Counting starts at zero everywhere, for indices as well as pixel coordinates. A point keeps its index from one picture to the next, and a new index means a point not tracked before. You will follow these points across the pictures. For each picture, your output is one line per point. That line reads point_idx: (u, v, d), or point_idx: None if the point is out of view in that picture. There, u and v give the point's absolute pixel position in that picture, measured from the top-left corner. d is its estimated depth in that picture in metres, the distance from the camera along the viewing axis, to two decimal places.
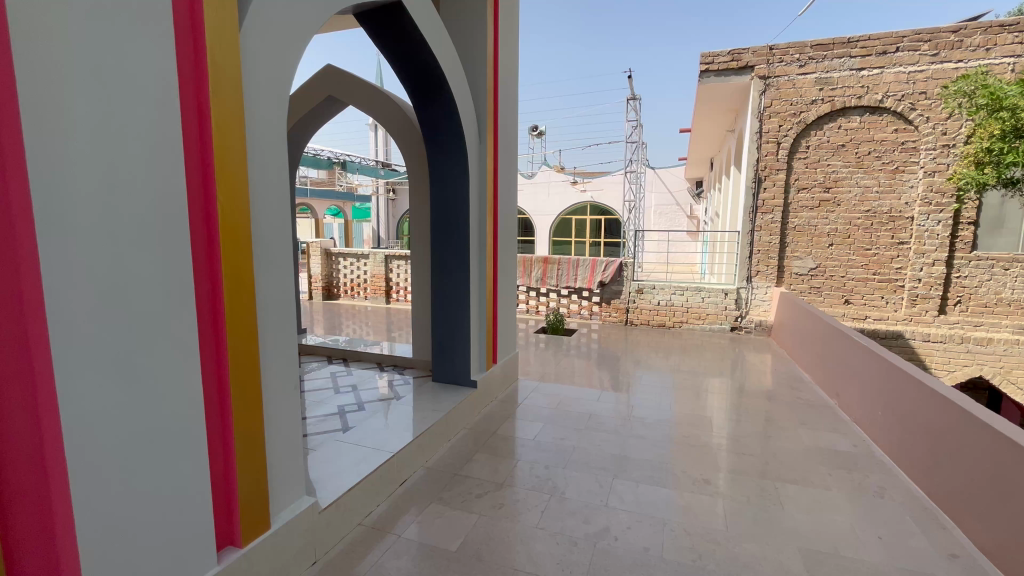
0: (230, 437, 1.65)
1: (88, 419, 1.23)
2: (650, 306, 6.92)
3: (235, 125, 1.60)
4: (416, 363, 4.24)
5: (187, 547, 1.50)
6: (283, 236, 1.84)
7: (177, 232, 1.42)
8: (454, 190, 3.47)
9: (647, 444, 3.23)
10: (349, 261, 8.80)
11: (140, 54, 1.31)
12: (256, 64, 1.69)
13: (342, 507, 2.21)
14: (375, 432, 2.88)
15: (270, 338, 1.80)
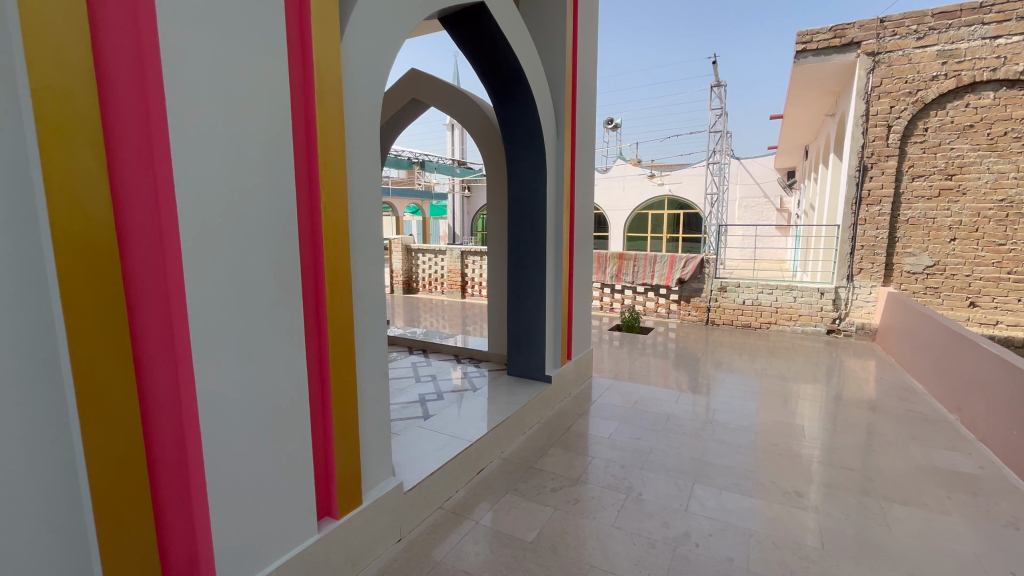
0: (329, 417, 1.80)
1: (215, 394, 1.40)
2: (734, 305, 6.54)
3: (336, 128, 1.74)
4: (491, 357, 4.35)
5: (292, 514, 1.66)
6: (376, 232, 1.97)
7: (287, 229, 1.58)
8: (532, 187, 3.50)
9: (730, 450, 3.07)
10: (427, 257, 9.17)
11: (259, 70, 1.46)
12: (355, 72, 1.82)
13: (425, 490, 2.33)
14: (454, 422, 3.00)
15: (364, 327, 1.94)
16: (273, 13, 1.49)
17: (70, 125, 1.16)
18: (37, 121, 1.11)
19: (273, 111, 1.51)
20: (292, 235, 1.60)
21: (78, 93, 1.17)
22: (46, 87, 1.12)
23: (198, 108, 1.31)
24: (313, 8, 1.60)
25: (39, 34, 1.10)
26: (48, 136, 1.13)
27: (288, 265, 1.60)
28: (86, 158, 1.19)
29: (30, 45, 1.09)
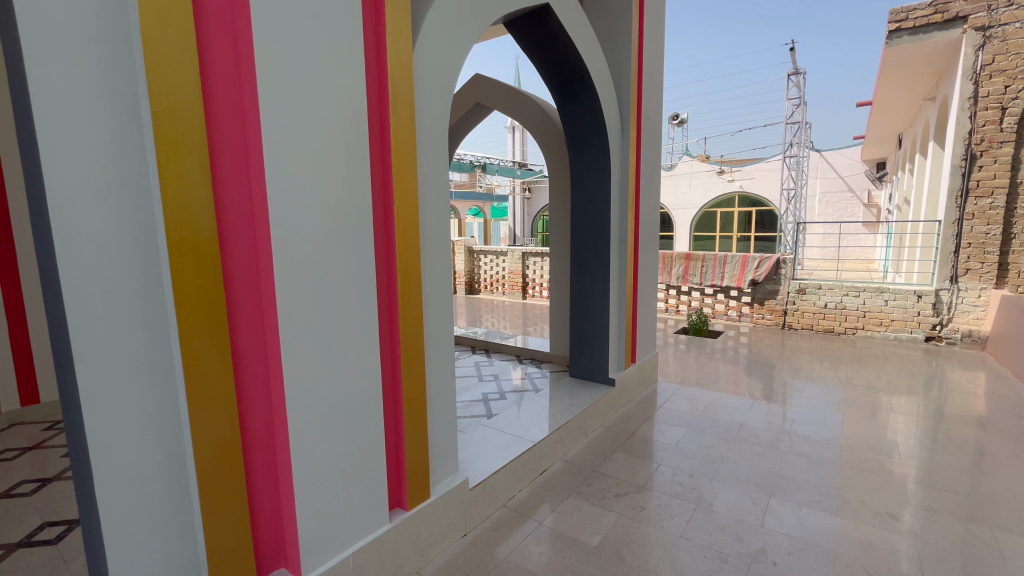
0: (400, 412, 1.87)
1: (299, 387, 1.51)
2: (814, 308, 6.09)
3: (408, 134, 1.80)
4: (553, 358, 4.34)
5: (367, 503, 1.75)
6: (444, 234, 2.03)
7: (364, 233, 1.67)
8: (595, 187, 3.45)
9: (811, 464, 2.86)
10: (489, 258, 9.32)
11: (339, 83, 1.56)
12: (425, 80, 1.89)
13: (489, 487, 2.37)
14: (517, 421, 3.02)
15: (433, 327, 2.00)
16: (353, 29, 1.58)
17: (183, 141, 1.29)
18: (156, 139, 1.24)
19: (352, 120, 1.60)
20: (368, 238, 1.69)
21: (189, 112, 1.29)
22: (163, 109, 1.24)
23: (286, 122, 1.42)
24: (388, 22, 1.68)
25: (157, 61, 1.23)
26: (164, 151, 1.25)
27: (365, 266, 1.68)
28: (195, 171, 1.31)
29: (151, 72, 1.22)
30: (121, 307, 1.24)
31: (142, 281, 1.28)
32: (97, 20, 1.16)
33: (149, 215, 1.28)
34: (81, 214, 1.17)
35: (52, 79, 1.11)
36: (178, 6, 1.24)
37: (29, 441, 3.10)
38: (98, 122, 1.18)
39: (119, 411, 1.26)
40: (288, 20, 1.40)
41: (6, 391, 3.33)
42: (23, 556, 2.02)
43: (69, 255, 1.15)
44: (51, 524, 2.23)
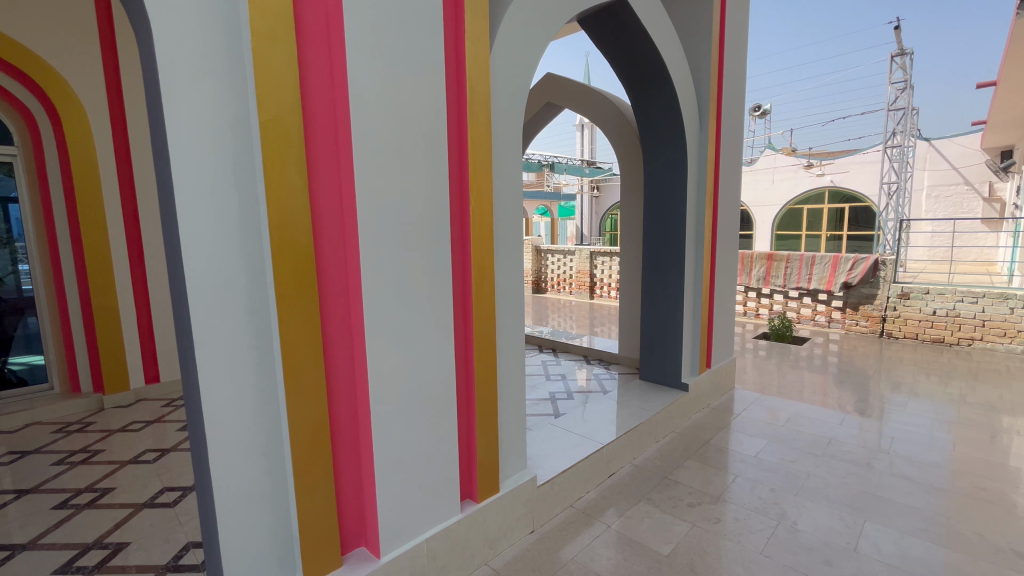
0: (472, 406, 1.92)
1: (381, 377, 1.60)
2: (919, 315, 5.46)
3: (485, 134, 1.84)
4: (621, 359, 4.25)
5: (440, 492, 1.81)
6: (517, 233, 2.05)
7: (441, 231, 1.73)
8: (670, 185, 3.33)
9: (915, 488, 2.57)
10: (557, 258, 9.31)
11: (421, 89, 1.63)
12: (501, 81, 1.92)
13: (557, 486, 2.37)
14: (585, 422, 2.99)
15: (505, 323, 2.04)
16: (435, 36, 1.65)
17: (285, 147, 1.40)
18: (263, 146, 1.36)
19: (432, 123, 1.67)
20: (445, 236, 1.75)
21: (291, 121, 1.40)
22: (269, 118, 1.36)
23: (373, 127, 1.51)
24: (467, 27, 1.74)
25: (266, 74, 1.34)
26: (269, 158, 1.37)
27: (442, 263, 1.75)
28: (295, 175, 1.42)
29: (260, 85, 1.33)
30: (231, 298, 1.39)
31: (248, 276, 1.42)
32: (217, 43, 1.31)
33: (255, 216, 1.42)
34: (202, 215, 1.32)
35: (180, 96, 1.26)
36: (283, 24, 1.36)
37: (152, 415, 3.54)
38: (215, 134, 1.33)
39: (230, 391, 1.40)
40: (378, 32, 1.50)
41: (135, 371, 3.82)
42: (148, 515, 2.31)
43: (192, 251, 1.30)
44: (170, 489, 2.53)
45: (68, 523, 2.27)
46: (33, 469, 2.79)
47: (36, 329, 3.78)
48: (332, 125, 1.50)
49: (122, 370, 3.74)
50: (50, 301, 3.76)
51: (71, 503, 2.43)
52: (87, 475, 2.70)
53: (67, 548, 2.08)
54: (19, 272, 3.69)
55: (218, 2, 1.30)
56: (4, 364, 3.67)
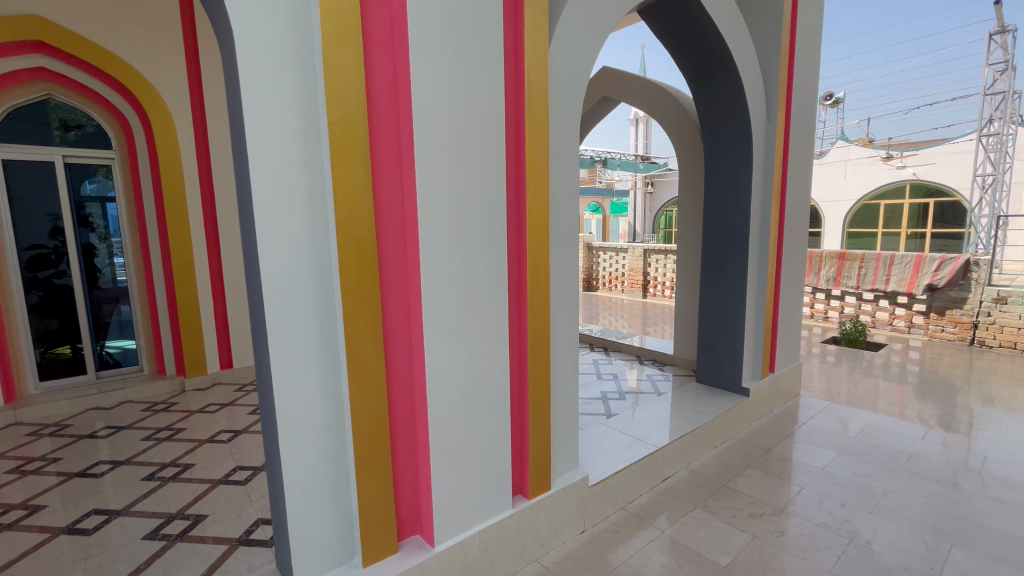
0: (525, 402, 1.92)
1: (437, 371, 1.63)
2: (1019, 323, 4.86)
3: (542, 130, 1.83)
4: (676, 361, 4.12)
5: (493, 487, 1.83)
6: (573, 230, 2.03)
7: (498, 228, 1.74)
8: (734, 179, 3.18)
9: (1012, 514, 2.32)
10: (609, 255, 9.17)
11: (481, 87, 1.64)
12: (560, 76, 1.90)
13: (609, 487, 2.33)
14: (637, 423, 2.92)
15: (559, 321, 2.02)
16: (495, 33, 1.66)
17: (352, 146, 1.45)
18: (331, 145, 1.42)
19: (490, 119, 1.68)
20: (501, 233, 1.76)
21: (357, 121, 1.45)
22: (337, 119, 1.41)
23: (434, 125, 1.54)
24: (527, 23, 1.73)
25: (335, 77, 1.40)
26: (337, 156, 1.42)
27: (498, 260, 1.76)
28: (360, 173, 1.47)
29: (328, 87, 1.39)
30: (301, 290, 1.46)
31: (315, 270, 1.48)
32: (291, 47, 1.38)
33: (323, 212, 1.48)
34: (275, 211, 1.39)
35: (258, 99, 1.34)
36: (351, 27, 1.41)
37: (226, 399, 3.81)
38: (288, 134, 1.40)
39: (298, 379, 1.48)
40: (440, 30, 1.52)
41: (212, 357, 4.13)
42: (222, 491, 2.49)
43: (266, 245, 1.38)
44: (242, 468, 2.71)
45: (155, 493, 2.48)
46: (127, 442, 3.08)
47: (128, 317, 4.16)
48: (395, 123, 1.54)
49: (201, 356, 4.05)
50: (141, 291, 4.13)
51: (158, 476, 2.66)
52: (170, 451, 2.95)
53: (155, 516, 2.29)
54: (115, 264, 4.07)
55: (292, 10, 1.36)
56: (102, 346, 4.07)
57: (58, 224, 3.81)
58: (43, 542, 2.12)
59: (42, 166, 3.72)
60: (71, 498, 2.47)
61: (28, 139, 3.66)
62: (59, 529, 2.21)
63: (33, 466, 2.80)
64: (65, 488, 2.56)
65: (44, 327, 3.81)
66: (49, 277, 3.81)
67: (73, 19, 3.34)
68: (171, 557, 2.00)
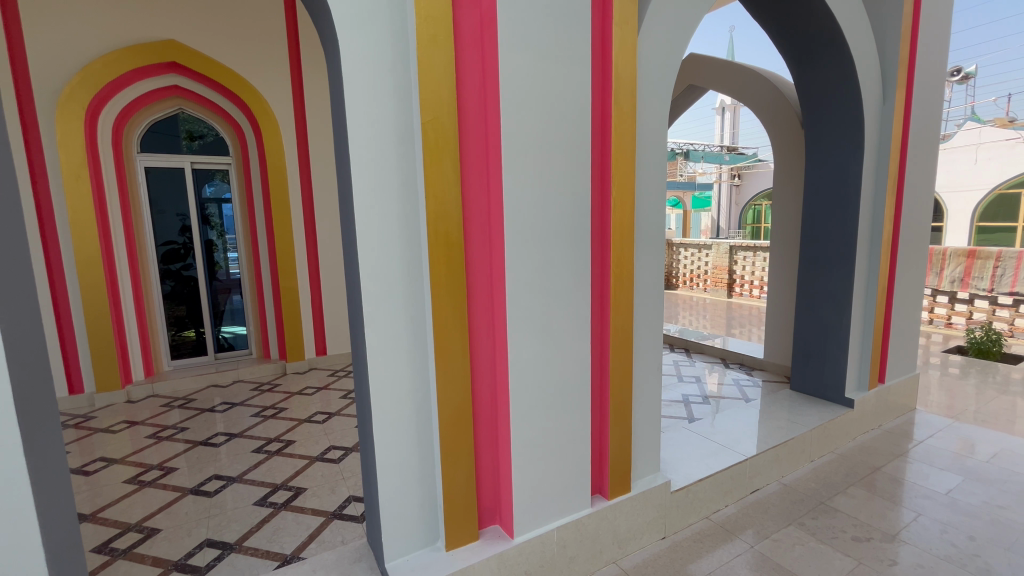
0: (606, 401, 1.89)
1: (520, 365, 1.65)
2: None
3: (629, 123, 1.78)
4: (767, 366, 3.84)
5: (573, 483, 1.82)
6: (659, 226, 1.95)
7: (582, 224, 1.72)
8: (840, 168, 2.89)
9: None
10: (690, 252, 8.77)
11: (568, 82, 1.63)
12: (649, 65, 1.83)
13: (693, 494, 2.22)
14: (723, 429, 2.77)
15: (643, 320, 1.96)
16: (584, 25, 1.63)
17: (442, 145, 1.50)
18: (424, 145, 1.47)
19: (576, 113, 1.66)
20: (586, 229, 1.74)
21: (447, 121, 1.50)
22: (430, 119, 1.46)
23: (521, 122, 1.55)
24: (615, 12, 1.68)
25: (428, 79, 1.45)
26: (429, 155, 1.47)
27: (582, 256, 1.74)
28: (450, 171, 1.52)
29: (422, 89, 1.44)
30: (394, 283, 1.54)
31: (407, 265, 1.56)
32: (387, 53, 1.45)
33: (415, 209, 1.55)
34: (372, 208, 1.48)
35: (359, 104, 1.42)
36: (443, 30, 1.45)
37: (321, 382, 4.14)
38: (385, 135, 1.47)
39: (390, 368, 1.56)
40: (529, 24, 1.52)
41: (309, 344, 4.49)
42: (319, 467, 2.70)
43: (365, 239, 1.47)
44: (335, 448, 2.93)
45: (262, 464, 2.76)
46: (239, 417, 3.45)
47: (239, 305, 4.66)
48: (483, 122, 1.57)
49: (300, 342, 4.43)
50: (251, 282, 4.59)
51: (265, 449, 2.95)
52: (274, 428, 3.26)
53: (262, 485, 2.54)
54: (229, 258, 4.56)
55: (388, 18, 1.44)
56: (219, 331, 4.59)
57: (185, 223, 4.35)
58: (175, 500, 2.43)
59: (174, 172, 4.28)
60: (196, 463, 2.82)
61: (163, 147, 4.23)
62: (187, 489, 2.53)
63: (166, 433, 3.23)
64: (191, 454, 2.92)
65: (174, 313, 4.38)
66: (178, 269, 4.38)
67: (200, 41, 3.78)
68: (277, 523, 2.21)
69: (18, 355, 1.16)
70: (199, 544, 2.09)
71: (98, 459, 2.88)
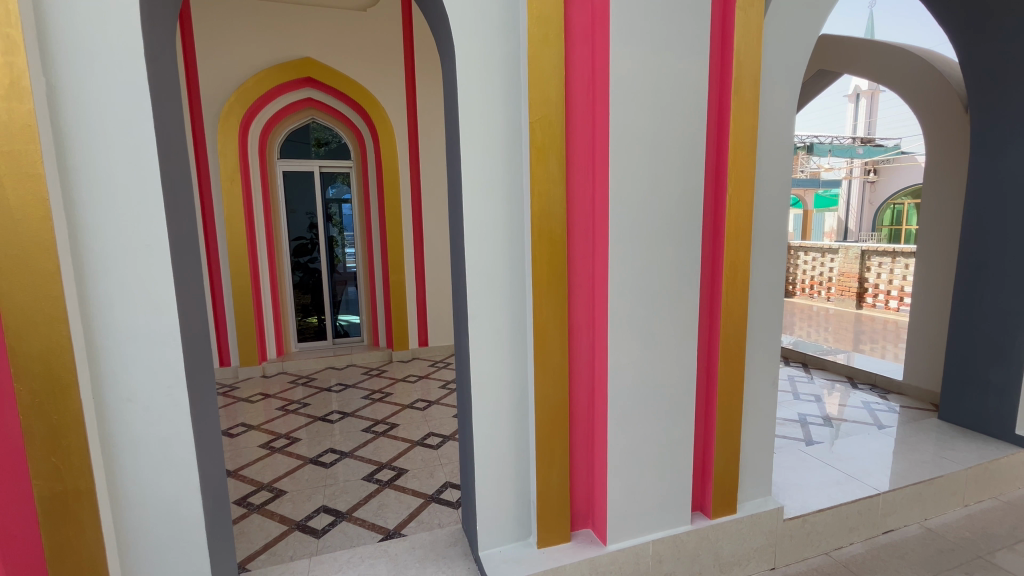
0: (712, 413, 1.78)
1: (621, 368, 1.60)
2: None
3: (751, 116, 1.64)
4: (906, 389, 3.33)
5: (671, 496, 1.73)
6: (781, 227, 1.78)
7: (693, 224, 1.63)
8: (1018, 159, 2.42)
9: None
10: (811, 257, 7.94)
11: (683, 73, 1.54)
12: (776, 53, 1.68)
13: (810, 526, 2.00)
14: (847, 456, 2.46)
15: (758, 329, 1.80)
16: (703, 12, 1.54)
17: (549, 144, 1.49)
18: (531, 144, 1.48)
19: (692, 106, 1.56)
20: (697, 229, 1.64)
21: (556, 118, 1.49)
22: (538, 118, 1.47)
23: (632, 118, 1.50)
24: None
25: (538, 78, 1.45)
26: (535, 154, 1.48)
27: (691, 257, 1.64)
28: (556, 170, 1.51)
29: (532, 88, 1.45)
30: (498, 281, 1.58)
31: (510, 262, 1.58)
32: (500, 57, 1.49)
33: (520, 208, 1.57)
34: (480, 206, 1.52)
35: (471, 105, 1.47)
36: (555, 27, 1.45)
37: (422, 371, 4.40)
38: (494, 136, 1.51)
39: (490, 362, 1.60)
40: (642, 16, 1.47)
41: (413, 335, 4.79)
42: (419, 452, 2.87)
43: (472, 237, 1.52)
44: (434, 435, 3.09)
45: (371, 443, 3.00)
46: (351, 398, 3.79)
47: (354, 296, 5.11)
48: (591, 119, 1.55)
49: (404, 332, 4.74)
50: (365, 275, 5.01)
51: (373, 430, 3.21)
52: (381, 411, 3.53)
53: (370, 462, 2.76)
54: (347, 253, 5.04)
55: (501, 22, 1.48)
56: (337, 319, 5.10)
57: (313, 221, 4.88)
58: (298, 466, 2.74)
59: (306, 175, 4.82)
60: (315, 436, 3.14)
61: (298, 153, 4.79)
62: (307, 459, 2.83)
63: (292, 407, 3.65)
64: (311, 427, 3.27)
65: (301, 301, 4.94)
66: (306, 262, 4.93)
67: (331, 56, 4.20)
68: (381, 499, 2.38)
69: (188, 329, 1.38)
70: (316, 509, 2.32)
71: (239, 424, 3.34)
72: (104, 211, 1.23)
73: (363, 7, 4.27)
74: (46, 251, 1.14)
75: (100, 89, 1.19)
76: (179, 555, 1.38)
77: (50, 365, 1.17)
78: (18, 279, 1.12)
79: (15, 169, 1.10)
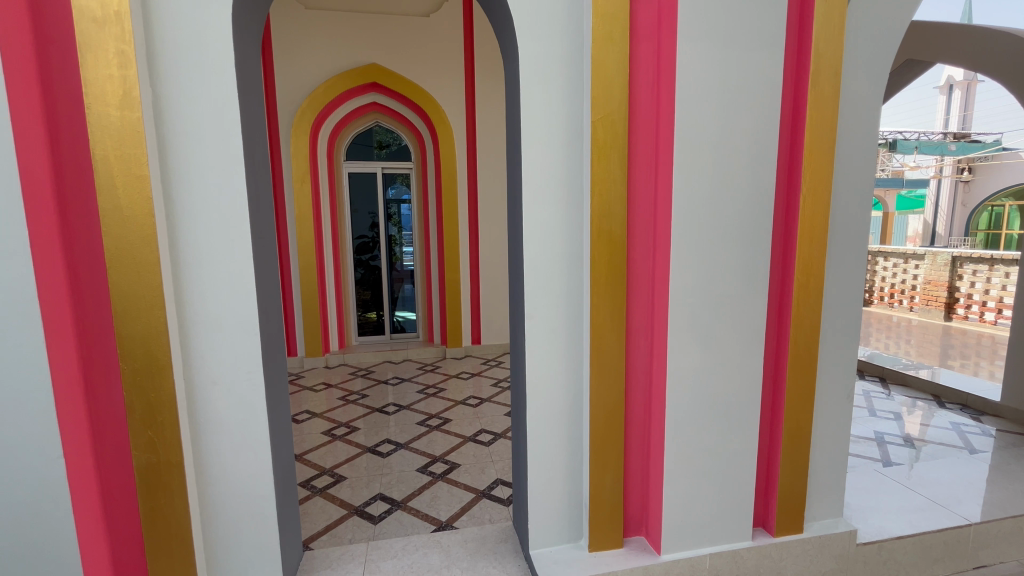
0: (778, 424, 1.68)
1: (680, 373, 1.55)
2: None
3: (829, 111, 1.53)
4: (1003, 411, 3.00)
5: (731, 509, 1.66)
6: (861, 230, 1.66)
7: (762, 225, 1.55)
8: None
9: None
10: (892, 262, 7.32)
11: (755, 67, 1.47)
12: (860, 43, 1.56)
13: (887, 553, 1.84)
14: (931, 480, 2.25)
15: (831, 339, 1.69)
16: (779, 2, 1.46)
17: (611, 143, 1.47)
18: (592, 143, 1.47)
19: (764, 101, 1.49)
20: (766, 229, 1.55)
21: (619, 117, 1.47)
22: (601, 116, 1.45)
23: (698, 114, 1.45)
24: None
25: (601, 77, 1.44)
26: (597, 153, 1.47)
27: (759, 260, 1.56)
28: (617, 169, 1.49)
29: (595, 86, 1.44)
30: (556, 280, 1.57)
31: (568, 262, 1.58)
32: (563, 56, 1.49)
33: (579, 208, 1.56)
34: (539, 205, 1.53)
35: (533, 105, 1.48)
36: (619, 25, 1.43)
37: (474, 369, 4.48)
38: (555, 135, 1.51)
39: (545, 361, 1.60)
40: (712, 8, 1.42)
41: (466, 332, 4.88)
42: (471, 447, 2.92)
43: (531, 236, 1.53)
44: (485, 431, 3.14)
45: (424, 436, 3.09)
46: (407, 392, 3.92)
47: (410, 294, 5.29)
48: (655, 117, 1.51)
49: (458, 330, 4.84)
50: (422, 274, 5.16)
51: (426, 423, 3.30)
52: (435, 405, 3.63)
53: (424, 455, 2.84)
54: (405, 252, 5.21)
55: (565, 21, 1.48)
56: (394, 315, 5.29)
57: (375, 220, 5.08)
58: (357, 454, 2.87)
59: (369, 176, 5.03)
60: (372, 426, 3.27)
61: (362, 155, 5.01)
62: (366, 447, 2.96)
63: (352, 397, 3.82)
64: (369, 418, 3.41)
65: (362, 297, 5.17)
66: (367, 259, 5.14)
67: (395, 61, 4.36)
68: (434, 491, 2.45)
69: (265, 320, 1.48)
70: (373, 496, 2.42)
71: (304, 411, 3.54)
72: (198, 208, 1.35)
73: (426, 13, 4.40)
74: (148, 245, 1.26)
75: (198, 97, 1.31)
76: (252, 528, 1.49)
77: (151, 348, 1.29)
78: (124, 269, 1.25)
79: (125, 172, 1.23)
